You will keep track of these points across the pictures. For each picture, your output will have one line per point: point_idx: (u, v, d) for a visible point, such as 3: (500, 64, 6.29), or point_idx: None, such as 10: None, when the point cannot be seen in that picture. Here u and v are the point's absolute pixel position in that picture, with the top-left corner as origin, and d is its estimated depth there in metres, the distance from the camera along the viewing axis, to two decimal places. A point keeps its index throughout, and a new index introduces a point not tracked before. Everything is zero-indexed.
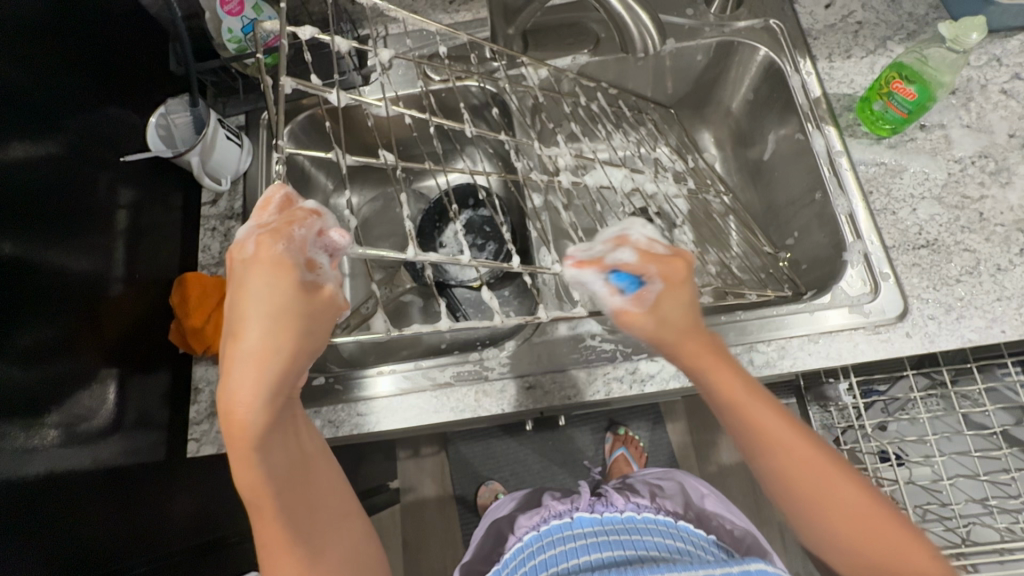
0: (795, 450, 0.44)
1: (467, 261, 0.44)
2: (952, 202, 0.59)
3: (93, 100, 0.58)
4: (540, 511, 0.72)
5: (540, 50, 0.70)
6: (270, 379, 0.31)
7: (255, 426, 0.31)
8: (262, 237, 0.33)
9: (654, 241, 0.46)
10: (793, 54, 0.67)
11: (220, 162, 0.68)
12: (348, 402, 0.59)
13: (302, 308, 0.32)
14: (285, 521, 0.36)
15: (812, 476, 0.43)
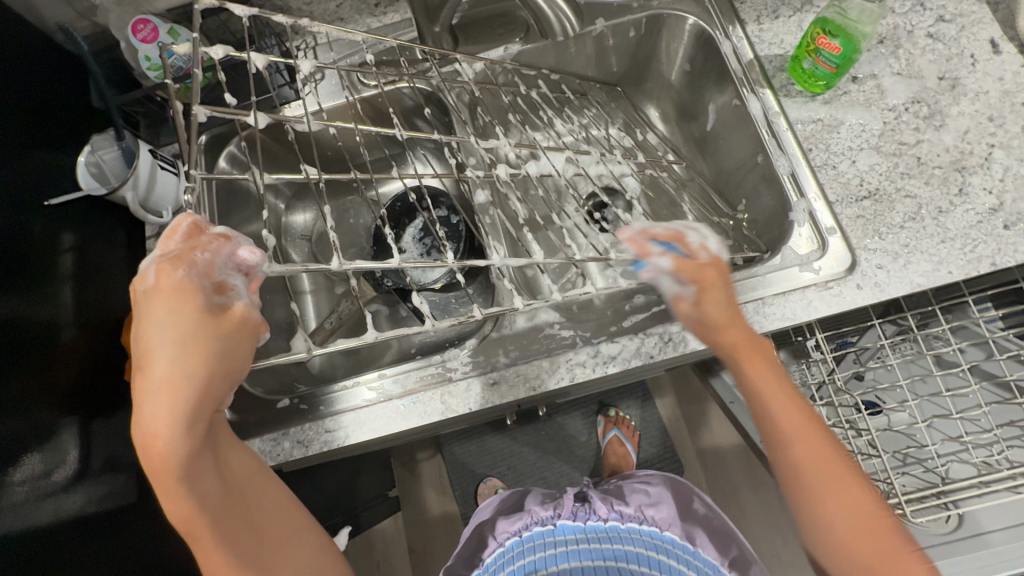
0: (807, 440, 0.45)
1: (399, 263, 0.42)
2: (890, 150, 0.59)
3: (11, 144, 0.55)
4: (522, 517, 0.72)
5: (471, 45, 0.69)
6: (185, 408, 0.30)
7: (175, 459, 0.30)
8: (162, 264, 0.32)
9: (706, 244, 0.51)
10: (721, 21, 0.66)
11: (160, 194, 0.65)
12: (316, 420, 0.58)
13: (211, 334, 0.32)
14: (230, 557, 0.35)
15: (814, 463, 0.45)
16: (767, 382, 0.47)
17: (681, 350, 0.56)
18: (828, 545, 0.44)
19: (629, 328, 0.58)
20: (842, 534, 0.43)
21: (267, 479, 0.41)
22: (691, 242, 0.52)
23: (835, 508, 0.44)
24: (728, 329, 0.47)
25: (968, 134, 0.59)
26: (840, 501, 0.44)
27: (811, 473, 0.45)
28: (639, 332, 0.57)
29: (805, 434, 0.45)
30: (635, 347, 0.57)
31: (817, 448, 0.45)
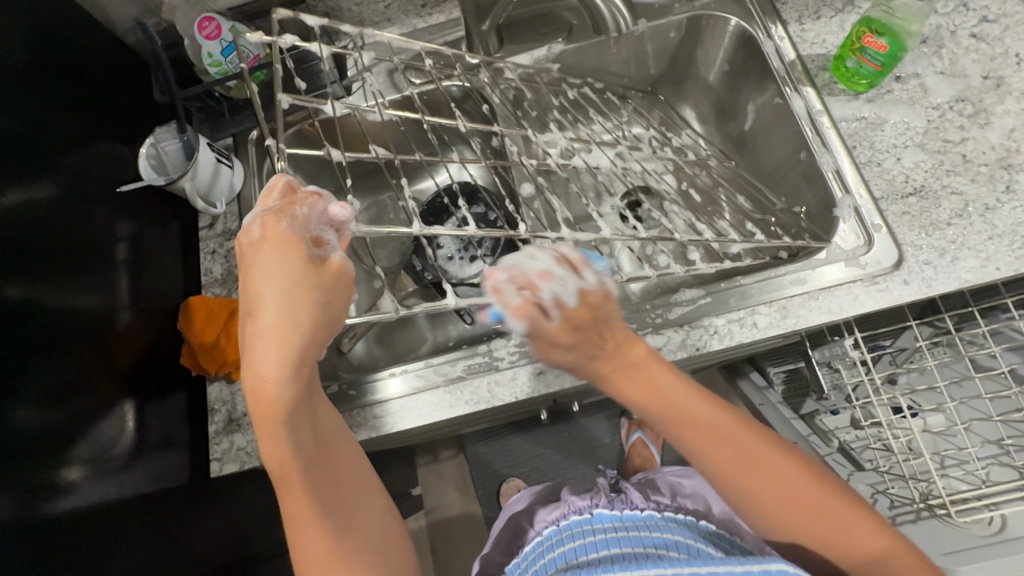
0: (719, 437, 0.47)
1: (474, 229, 0.45)
2: (935, 147, 0.60)
3: (74, 135, 0.57)
4: (560, 508, 0.73)
5: (514, 44, 0.71)
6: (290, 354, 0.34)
7: (280, 398, 0.34)
8: (269, 217, 0.35)
9: (560, 304, 0.46)
10: (763, 21, 0.67)
11: (213, 185, 0.68)
12: (364, 407, 0.59)
13: (313, 286, 0.35)
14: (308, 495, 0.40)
15: (744, 449, 0.47)
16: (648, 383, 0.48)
17: (727, 343, 0.57)
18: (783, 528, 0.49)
19: (674, 320, 0.58)
20: (778, 514, 0.48)
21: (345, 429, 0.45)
22: (576, 296, 0.46)
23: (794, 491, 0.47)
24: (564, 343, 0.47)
25: (1014, 133, 0.59)
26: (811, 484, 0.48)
27: (740, 464, 0.47)
28: (685, 325, 0.58)
29: (731, 433, 0.48)
30: (680, 339, 0.57)
31: (748, 438, 0.48)
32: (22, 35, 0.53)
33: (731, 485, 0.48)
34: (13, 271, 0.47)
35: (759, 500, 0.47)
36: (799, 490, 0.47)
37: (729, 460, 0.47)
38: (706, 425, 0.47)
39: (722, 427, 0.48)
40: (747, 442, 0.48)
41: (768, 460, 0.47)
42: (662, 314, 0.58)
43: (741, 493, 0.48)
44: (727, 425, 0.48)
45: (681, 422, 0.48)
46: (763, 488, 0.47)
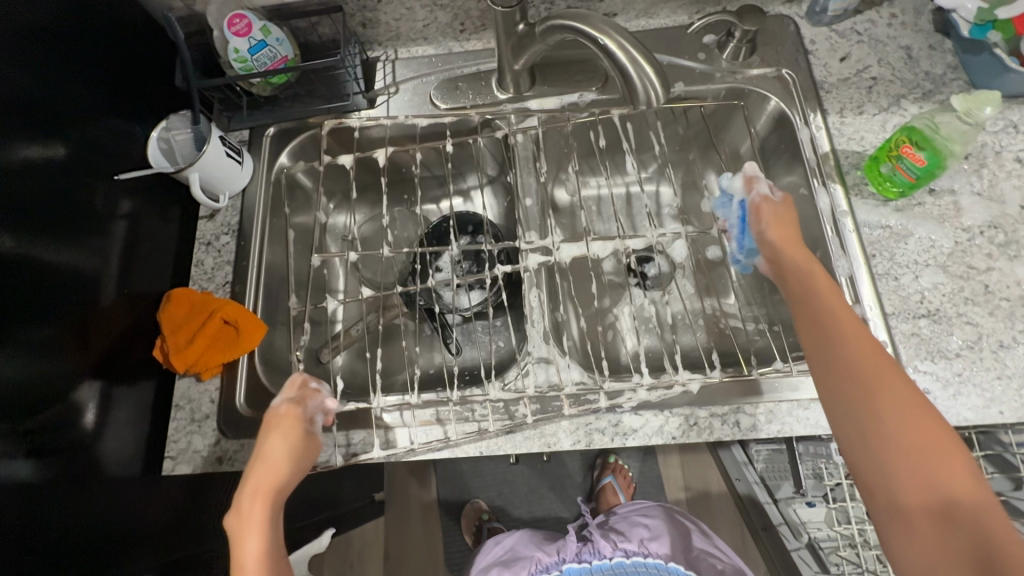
0: (880, 368, 0.39)
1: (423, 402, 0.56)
2: (958, 272, 0.57)
3: (76, 111, 0.55)
4: (525, 565, 0.72)
5: (547, 86, 0.69)
6: (278, 488, 0.43)
7: (262, 518, 0.41)
8: (288, 402, 0.49)
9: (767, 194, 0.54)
10: (803, 107, 0.65)
11: (219, 179, 0.65)
12: (327, 434, 0.58)
13: (307, 462, 0.46)
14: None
15: (891, 392, 0.38)
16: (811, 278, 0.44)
17: (705, 437, 0.55)
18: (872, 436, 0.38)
19: (656, 403, 0.56)
20: (889, 417, 0.37)
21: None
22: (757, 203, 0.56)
23: (938, 477, 0.36)
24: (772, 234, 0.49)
25: None
26: (962, 487, 0.35)
27: (876, 410, 0.38)
28: (666, 409, 0.56)
29: (883, 373, 0.39)
30: (658, 424, 0.55)
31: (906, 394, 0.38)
32: (37, 3, 0.51)
33: (861, 428, 0.38)
34: (7, 226, 0.47)
35: (894, 463, 0.37)
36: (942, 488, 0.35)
37: (878, 394, 0.38)
38: (859, 344, 0.40)
39: (874, 358, 0.39)
40: (905, 390, 0.38)
41: (919, 429, 0.37)
42: (644, 395, 0.56)
43: (869, 446, 0.38)
44: (869, 358, 0.40)
45: (821, 331, 0.42)
46: (910, 447, 0.37)
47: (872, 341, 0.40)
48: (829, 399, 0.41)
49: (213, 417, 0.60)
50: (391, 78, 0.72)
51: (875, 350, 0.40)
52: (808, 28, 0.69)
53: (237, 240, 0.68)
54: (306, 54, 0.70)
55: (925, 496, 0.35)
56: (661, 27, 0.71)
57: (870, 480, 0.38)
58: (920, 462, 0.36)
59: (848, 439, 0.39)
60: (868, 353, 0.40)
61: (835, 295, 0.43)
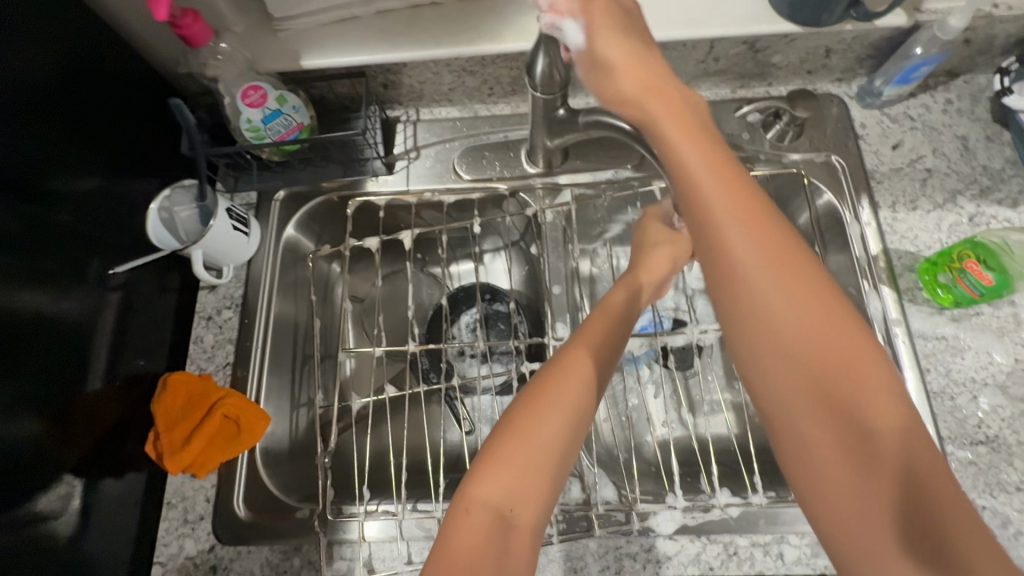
0: (821, 313, 0.33)
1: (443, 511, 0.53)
2: (1018, 394, 0.54)
3: (65, 181, 0.50)
4: None
5: (580, 160, 0.65)
6: (647, 271, 0.52)
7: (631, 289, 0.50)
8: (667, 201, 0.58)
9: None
10: (854, 199, 0.61)
11: (224, 253, 0.60)
12: (333, 545, 0.53)
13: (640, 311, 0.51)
14: (566, 422, 0.39)
15: (844, 360, 0.32)
16: (727, 180, 0.36)
17: (745, 570, 0.50)
18: (785, 353, 0.33)
19: (694, 527, 0.51)
20: (804, 332, 0.33)
21: (580, 399, 0.40)
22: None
23: (847, 395, 0.32)
24: (630, 91, 0.41)
25: None
26: (871, 401, 0.31)
27: (813, 375, 0.32)
28: (704, 535, 0.51)
29: (834, 324, 0.33)
30: (695, 552, 0.51)
31: (856, 347, 0.33)
32: (12, 63, 0.44)
33: (775, 343, 0.33)
34: None
35: (790, 392, 0.33)
36: (882, 455, 0.31)
37: (822, 363, 0.32)
38: (803, 289, 0.33)
39: (782, 289, 0.33)
40: (858, 353, 0.32)
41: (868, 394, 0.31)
42: (681, 518, 0.51)
43: (772, 371, 0.33)
44: (749, 255, 0.34)
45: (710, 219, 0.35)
46: (866, 413, 0.31)
47: (770, 261, 0.34)
48: (724, 311, 0.35)
49: (208, 519, 0.56)
50: (412, 141, 0.67)
51: (806, 279, 0.34)
52: (858, 110, 0.65)
53: (240, 315, 0.63)
54: (320, 114, 0.64)
55: (831, 431, 0.32)
56: (703, 100, 0.66)
57: (803, 443, 0.32)
58: (828, 386, 0.32)
59: (751, 356, 0.34)
60: (795, 292, 0.33)
61: (754, 212, 0.35)
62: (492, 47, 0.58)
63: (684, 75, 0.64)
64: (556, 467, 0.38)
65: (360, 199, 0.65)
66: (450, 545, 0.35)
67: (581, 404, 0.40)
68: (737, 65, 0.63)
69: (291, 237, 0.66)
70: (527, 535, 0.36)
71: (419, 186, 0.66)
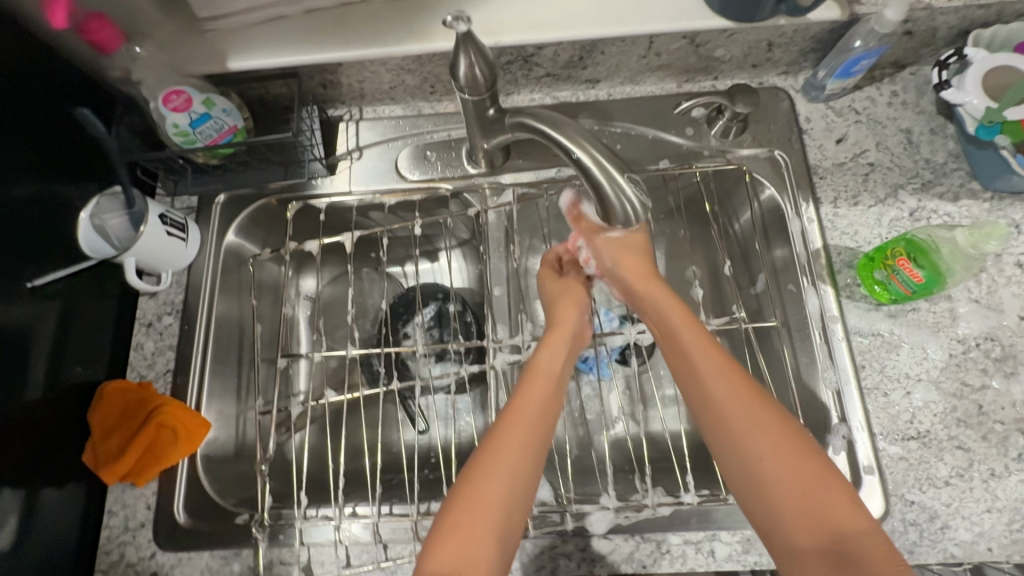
0: (690, 377, 0.44)
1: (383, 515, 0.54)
2: (950, 388, 0.54)
3: None
4: None
5: (522, 159, 0.64)
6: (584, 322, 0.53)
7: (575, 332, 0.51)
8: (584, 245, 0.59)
9: None
10: (796, 195, 0.61)
11: (160, 259, 0.59)
12: (273, 550, 0.53)
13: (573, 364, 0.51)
14: (509, 479, 0.40)
15: (732, 397, 0.41)
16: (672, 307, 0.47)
17: (678, 567, 0.51)
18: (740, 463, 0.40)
19: (629, 526, 0.52)
20: (748, 429, 0.40)
21: (526, 464, 0.41)
22: None
23: (810, 495, 0.37)
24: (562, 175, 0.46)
25: None
26: (821, 489, 0.37)
27: (715, 412, 0.41)
28: (637, 534, 0.52)
29: (723, 372, 0.42)
30: (629, 551, 0.52)
31: (772, 426, 0.40)
32: None
33: (727, 440, 0.40)
34: None
35: (786, 507, 0.38)
36: (778, 482, 0.38)
37: (721, 403, 0.41)
38: (683, 350, 0.44)
39: (699, 356, 0.43)
40: (745, 394, 0.41)
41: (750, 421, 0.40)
42: (616, 518, 0.52)
43: (759, 480, 0.39)
44: (721, 370, 0.42)
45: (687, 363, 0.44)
46: (758, 441, 0.39)
47: (708, 353, 0.43)
48: (705, 423, 0.42)
49: (150, 526, 0.56)
50: (354, 141, 0.66)
51: (731, 375, 0.42)
52: (803, 104, 0.64)
53: (181, 321, 0.62)
54: (258, 115, 0.63)
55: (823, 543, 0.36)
56: (648, 95, 0.66)
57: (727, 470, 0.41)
58: (772, 496, 0.38)
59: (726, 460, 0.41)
60: (732, 386, 0.41)
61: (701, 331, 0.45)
62: (420, 48, 0.57)
63: (627, 70, 0.63)
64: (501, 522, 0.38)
65: (302, 202, 0.65)
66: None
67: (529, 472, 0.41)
68: (679, 60, 0.62)
69: (232, 242, 0.65)
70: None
71: (361, 188, 0.65)
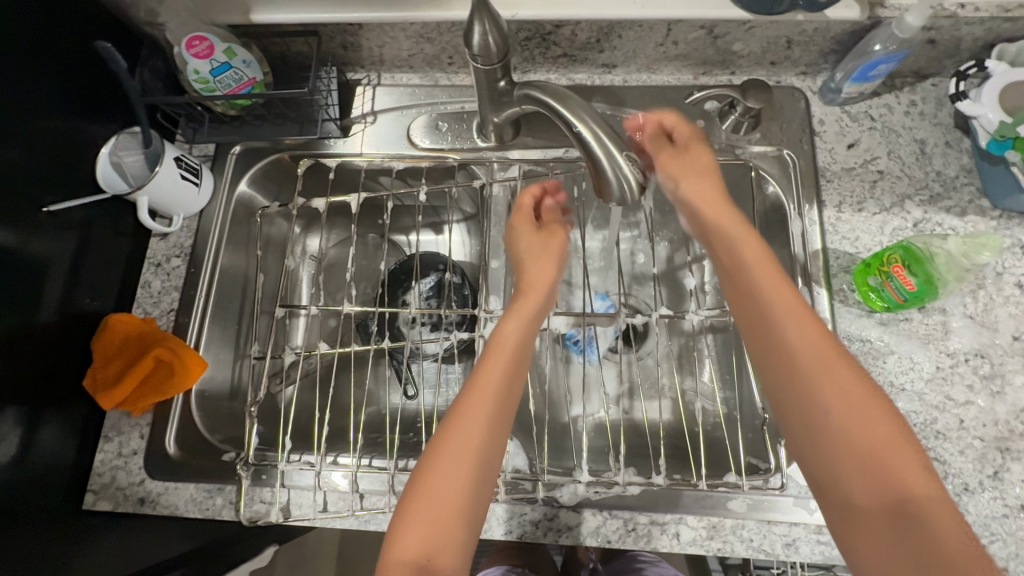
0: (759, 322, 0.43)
1: (359, 466, 0.55)
2: (933, 401, 0.54)
3: (16, 116, 0.51)
4: None
5: (532, 137, 0.65)
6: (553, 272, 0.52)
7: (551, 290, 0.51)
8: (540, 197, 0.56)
9: None
10: (800, 195, 0.61)
11: (173, 201, 0.61)
12: (254, 488, 0.56)
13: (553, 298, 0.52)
14: (486, 430, 0.41)
15: (827, 378, 0.39)
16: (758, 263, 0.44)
17: (642, 545, 0.52)
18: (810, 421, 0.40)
19: (598, 501, 0.53)
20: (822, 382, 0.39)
21: (496, 402, 0.42)
22: None
23: (873, 452, 0.37)
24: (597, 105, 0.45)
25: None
26: (891, 450, 0.37)
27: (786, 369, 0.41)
28: (605, 509, 0.53)
29: (812, 337, 0.41)
30: (596, 525, 0.53)
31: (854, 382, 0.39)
32: None
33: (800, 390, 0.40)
34: None
35: (844, 464, 0.38)
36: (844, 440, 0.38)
37: (807, 363, 0.40)
38: (769, 314, 0.43)
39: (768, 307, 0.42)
40: (828, 354, 0.40)
41: (822, 367, 0.40)
42: (586, 492, 0.53)
43: (820, 434, 0.39)
44: (802, 328, 0.41)
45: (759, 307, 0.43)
46: (832, 402, 0.39)
47: (793, 310, 0.42)
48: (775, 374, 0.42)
49: (141, 454, 0.58)
50: (370, 105, 0.68)
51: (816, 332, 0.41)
52: (819, 106, 0.64)
53: (188, 264, 0.64)
54: (278, 71, 0.65)
55: (878, 499, 0.36)
56: (663, 84, 0.66)
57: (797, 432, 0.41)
58: (846, 455, 0.38)
59: (789, 409, 0.41)
60: (817, 342, 0.40)
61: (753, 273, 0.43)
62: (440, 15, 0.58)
63: (644, 57, 0.64)
64: (463, 508, 0.39)
65: (315, 161, 0.66)
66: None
67: (495, 418, 0.42)
68: (697, 51, 0.62)
69: (243, 193, 0.67)
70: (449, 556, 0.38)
71: (371, 151, 0.66)
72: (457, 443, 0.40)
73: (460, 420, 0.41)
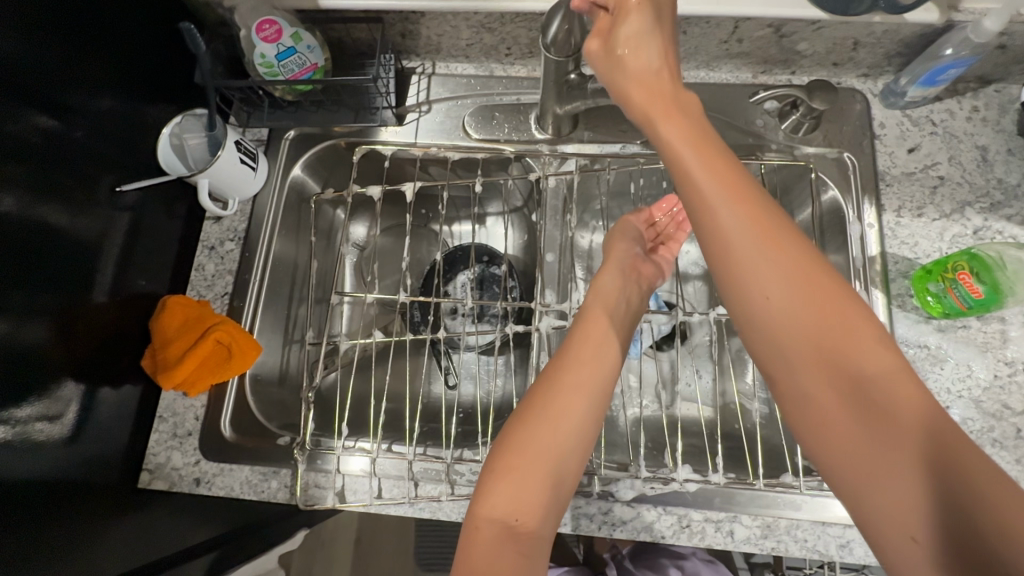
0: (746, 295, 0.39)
1: (414, 454, 0.56)
2: (990, 409, 0.54)
3: (86, 97, 0.51)
4: None
5: (589, 131, 0.65)
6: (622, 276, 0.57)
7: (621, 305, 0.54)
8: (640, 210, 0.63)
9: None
10: (859, 198, 0.60)
11: (231, 185, 0.62)
12: (309, 472, 0.56)
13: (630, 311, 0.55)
14: (568, 429, 0.45)
15: (814, 343, 0.36)
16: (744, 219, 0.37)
17: (695, 542, 0.53)
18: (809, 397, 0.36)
19: (652, 497, 0.53)
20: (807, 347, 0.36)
21: (578, 401, 0.46)
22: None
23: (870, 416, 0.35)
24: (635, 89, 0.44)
25: None
26: (892, 410, 0.34)
27: (805, 342, 0.36)
28: (659, 505, 0.53)
29: (803, 297, 0.36)
30: (650, 520, 0.53)
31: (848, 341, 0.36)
32: None
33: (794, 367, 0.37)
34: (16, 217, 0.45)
35: (847, 435, 0.35)
36: (839, 412, 0.35)
37: (801, 334, 0.36)
38: (763, 284, 0.37)
39: (787, 279, 0.37)
40: (819, 316, 0.36)
41: (866, 353, 0.35)
42: (641, 487, 0.53)
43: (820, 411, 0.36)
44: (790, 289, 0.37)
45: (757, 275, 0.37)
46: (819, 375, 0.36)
47: (788, 272, 0.37)
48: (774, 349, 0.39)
49: (196, 436, 0.59)
50: (425, 94, 0.67)
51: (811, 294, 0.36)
52: (879, 109, 0.64)
53: (242, 249, 0.64)
54: (336, 57, 0.64)
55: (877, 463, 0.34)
56: (721, 82, 0.65)
57: (806, 414, 0.37)
58: (845, 425, 0.35)
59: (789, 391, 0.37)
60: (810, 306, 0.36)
61: (775, 237, 0.37)
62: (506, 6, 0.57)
63: (706, 54, 0.63)
64: (542, 507, 0.43)
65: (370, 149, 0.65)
66: (471, 560, 0.41)
67: (579, 418, 0.45)
68: (760, 49, 0.61)
69: (297, 179, 0.67)
70: (532, 541, 0.42)
71: (426, 140, 0.66)
72: (532, 449, 0.44)
73: (533, 416, 0.45)
